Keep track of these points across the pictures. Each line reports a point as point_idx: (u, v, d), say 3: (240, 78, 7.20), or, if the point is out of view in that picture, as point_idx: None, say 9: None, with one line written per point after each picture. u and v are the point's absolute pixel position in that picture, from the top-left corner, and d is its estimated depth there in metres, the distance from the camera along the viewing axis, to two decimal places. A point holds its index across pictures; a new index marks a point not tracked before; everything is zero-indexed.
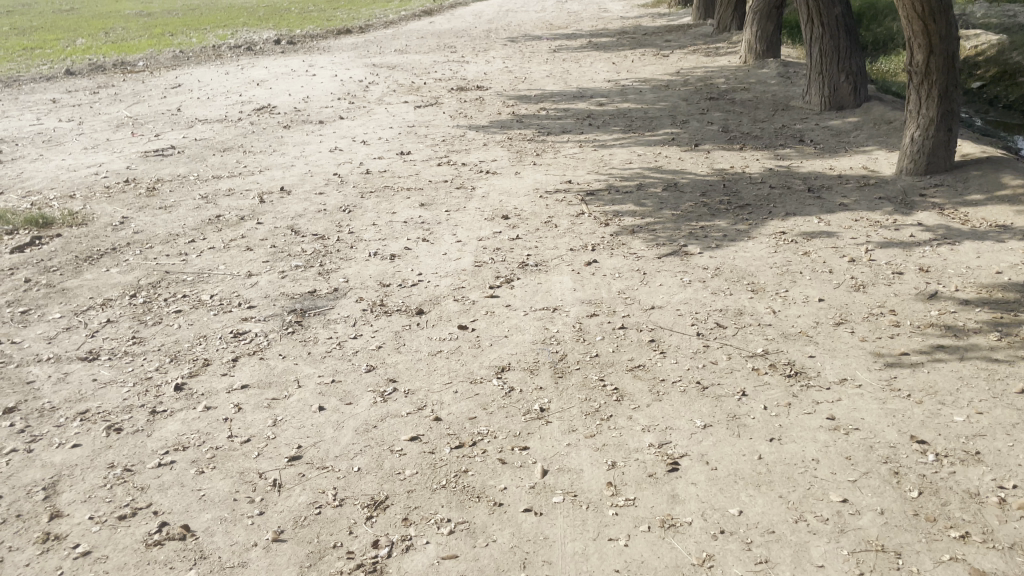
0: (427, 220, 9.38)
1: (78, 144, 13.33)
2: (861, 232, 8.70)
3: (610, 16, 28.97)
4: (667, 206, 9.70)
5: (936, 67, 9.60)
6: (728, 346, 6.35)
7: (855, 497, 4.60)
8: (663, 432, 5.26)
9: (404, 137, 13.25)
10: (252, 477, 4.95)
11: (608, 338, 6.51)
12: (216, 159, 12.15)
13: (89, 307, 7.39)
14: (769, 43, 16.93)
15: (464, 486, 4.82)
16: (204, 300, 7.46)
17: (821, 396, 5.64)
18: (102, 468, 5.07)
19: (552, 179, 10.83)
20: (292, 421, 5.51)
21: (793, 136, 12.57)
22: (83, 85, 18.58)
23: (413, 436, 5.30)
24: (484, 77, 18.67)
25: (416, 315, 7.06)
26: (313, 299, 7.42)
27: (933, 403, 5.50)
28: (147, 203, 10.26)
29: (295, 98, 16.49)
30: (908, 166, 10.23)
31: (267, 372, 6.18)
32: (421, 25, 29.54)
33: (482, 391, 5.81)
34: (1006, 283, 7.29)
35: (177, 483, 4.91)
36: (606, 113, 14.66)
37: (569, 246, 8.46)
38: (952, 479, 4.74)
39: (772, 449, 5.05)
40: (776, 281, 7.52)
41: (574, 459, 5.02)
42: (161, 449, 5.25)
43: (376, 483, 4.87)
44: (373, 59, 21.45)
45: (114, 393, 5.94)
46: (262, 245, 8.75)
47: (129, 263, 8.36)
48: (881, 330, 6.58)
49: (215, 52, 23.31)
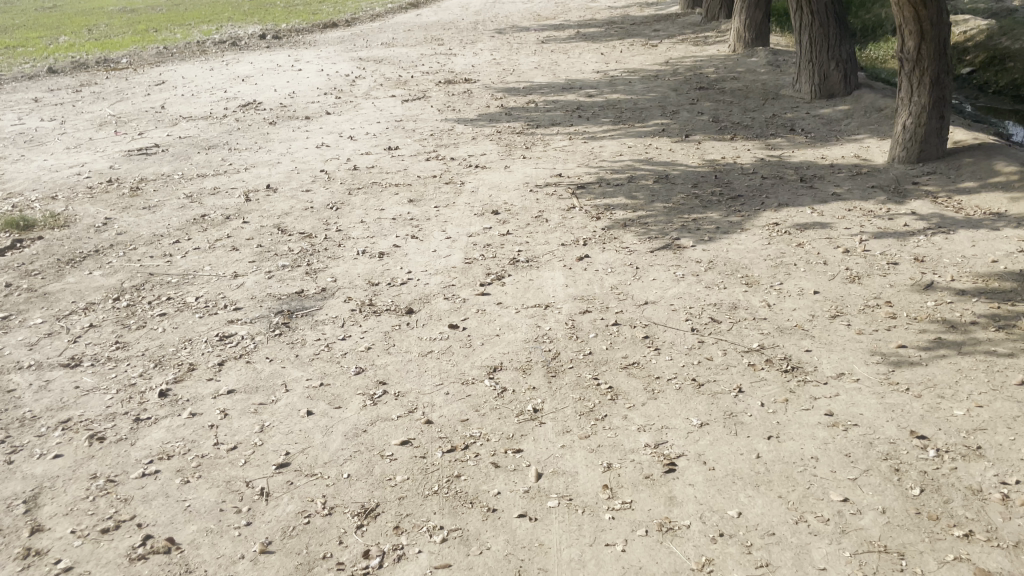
0: (416, 216, 9.24)
1: (60, 143, 13.12)
2: (855, 222, 8.61)
3: (598, 5, 28.80)
4: (658, 198, 9.58)
5: (927, 54, 9.50)
6: (723, 341, 6.24)
7: (857, 496, 4.50)
8: (658, 431, 5.16)
9: (391, 132, 13.10)
10: (239, 486, 4.83)
11: (602, 335, 6.40)
12: (201, 157, 11.97)
13: (71, 311, 7.24)
14: (758, 32, 16.82)
15: (457, 492, 4.71)
16: (189, 303, 7.31)
17: (819, 391, 5.54)
18: (84, 479, 4.94)
19: (542, 172, 10.70)
20: (280, 427, 5.38)
21: (783, 125, 12.47)
22: (65, 83, 18.31)
23: (404, 440, 5.18)
24: (472, 70, 18.50)
25: (405, 314, 6.93)
26: (300, 299, 7.28)
27: (933, 397, 5.42)
28: (131, 203, 10.09)
29: (280, 94, 16.30)
30: (901, 154, 10.14)
31: (254, 376, 6.04)
32: (408, 17, 29.27)
33: (474, 392, 5.69)
34: (1003, 272, 7.21)
35: (162, 494, 4.79)
36: (596, 105, 14.52)
37: (560, 241, 8.33)
38: (954, 475, 4.65)
39: (770, 447, 4.95)
40: (770, 274, 7.42)
41: (568, 462, 4.91)
42: (145, 458, 5.12)
43: (366, 490, 4.75)
44: (359, 53, 21.24)
45: (97, 400, 5.80)
46: (248, 245, 8.61)
47: (112, 266, 8.21)
48: (877, 322, 6.49)
49: (200, 47, 23.02)
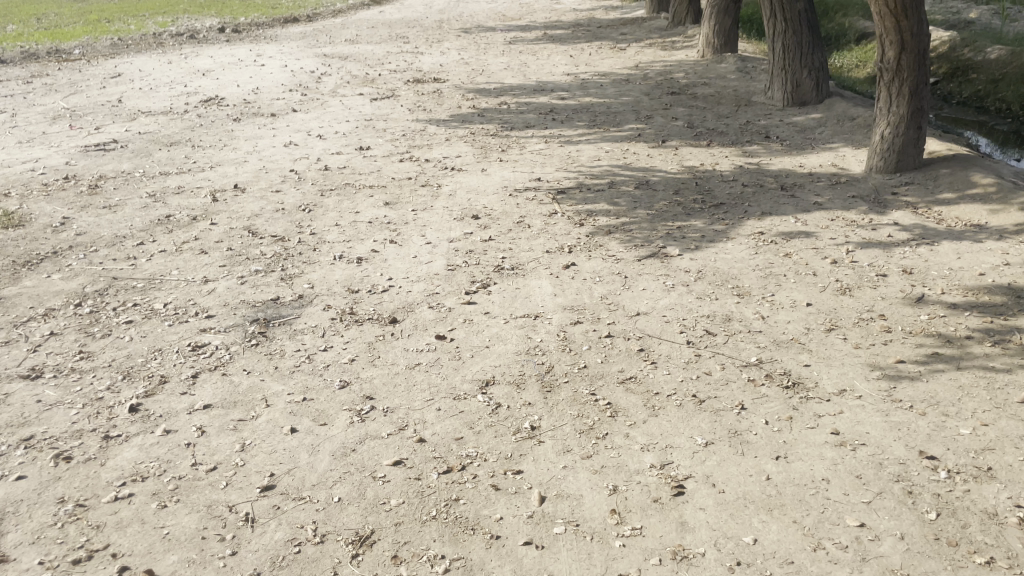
0: (393, 220, 8.94)
1: (11, 137, 12.53)
2: (839, 232, 8.54)
3: (562, 7, 28.71)
4: (641, 205, 9.42)
5: (907, 64, 9.47)
6: (720, 355, 6.08)
7: (873, 520, 4.36)
8: (662, 451, 4.96)
9: (362, 131, 12.77)
10: (222, 511, 4.50)
11: (595, 348, 6.20)
12: (163, 154, 11.50)
13: (30, 318, 6.80)
14: (727, 37, 16.83)
15: (456, 517, 4.45)
16: (157, 310, 6.92)
17: (823, 408, 5.40)
18: (52, 504, 4.57)
19: (520, 176, 10.48)
20: (263, 446, 5.06)
21: (758, 132, 12.43)
22: (15, 74, 17.57)
23: (396, 460, 4.90)
24: (439, 69, 18.21)
25: (390, 324, 6.64)
26: (276, 307, 6.94)
27: (937, 414, 5.30)
28: (90, 202, 9.61)
29: (244, 89, 15.84)
30: (879, 164, 10.11)
31: (231, 390, 5.69)
32: (371, 14, 28.83)
33: (467, 409, 5.44)
34: (991, 285, 7.17)
35: (137, 520, 4.44)
36: (569, 108, 14.34)
37: (544, 248, 8.13)
38: (968, 498, 4.53)
39: (779, 468, 4.79)
40: (760, 284, 7.28)
41: (572, 484, 4.69)
42: (117, 480, 4.76)
43: (360, 515, 4.47)
44: (323, 50, 20.79)
45: (60, 416, 5.41)
46: (217, 248, 8.22)
47: (72, 269, 7.77)
48: (873, 336, 6.38)
49: (156, 40, 22.32)
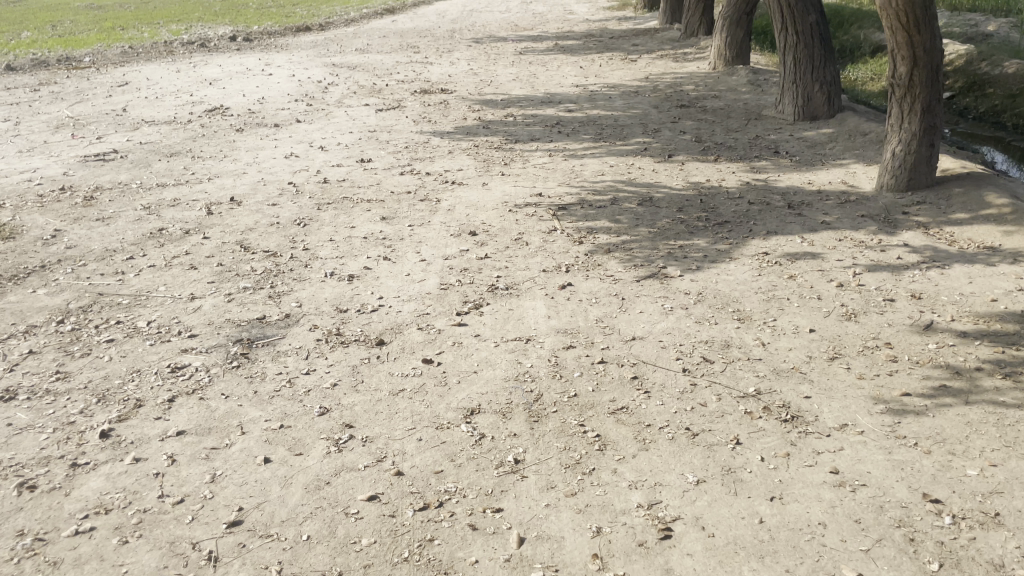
0: (389, 236, 8.76)
1: (13, 146, 12.46)
2: (846, 253, 8.28)
3: (575, 18, 28.51)
4: (643, 222, 9.18)
5: (920, 80, 9.18)
6: (717, 385, 5.82)
7: (871, 571, 4.10)
8: (651, 489, 4.72)
9: (364, 143, 12.62)
10: (185, 549, 4.30)
11: (587, 374, 5.97)
12: (162, 165, 11.37)
13: (10, 335, 6.64)
14: (738, 50, 16.56)
15: (430, 560, 4.23)
16: (140, 328, 6.74)
17: (822, 445, 5.13)
18: (10, 538, 4.38)
19: (521, 191, 10.27)
20: (234, 477, 4.86)
21: (767, 147, 12.16)
22: (23, 82, 17.54)
23: (371, 495, 4.69)
24: (448, 80, 18.04)
25: (376, 346, 6.43)
26: (261, 326, 6.75)
27: (943, 453, 5.03)
28: (83, 214, 9.48)
29: (249, 99, 15.73)
30: (890, 181, 9.81)
31: (206, 416, 5.49)
32: (385, 23, 28.71)
33: (449, 439, 5.22)
34: (1003, 312, 6.88)
35: (96, 557, 4.24)
36: (576, 120, 14.13)
37: (542, 267, 7.91)
38: (974, 547, 4.26)
39: (774, 510, 4.54)
40: (762, 308, 7.03)
41: (554, 524, 4.46)
42: (80, 512, 4.57)
43: (328, 555, 4.25)
44: (333, 59, 20.67)
45: (29, 441, 5.24)
46: (207, 263, 8.05)
47: (59, 284, 7.62)
48: (879, 366, 6.11)
49: (167, 48, 22.28)
